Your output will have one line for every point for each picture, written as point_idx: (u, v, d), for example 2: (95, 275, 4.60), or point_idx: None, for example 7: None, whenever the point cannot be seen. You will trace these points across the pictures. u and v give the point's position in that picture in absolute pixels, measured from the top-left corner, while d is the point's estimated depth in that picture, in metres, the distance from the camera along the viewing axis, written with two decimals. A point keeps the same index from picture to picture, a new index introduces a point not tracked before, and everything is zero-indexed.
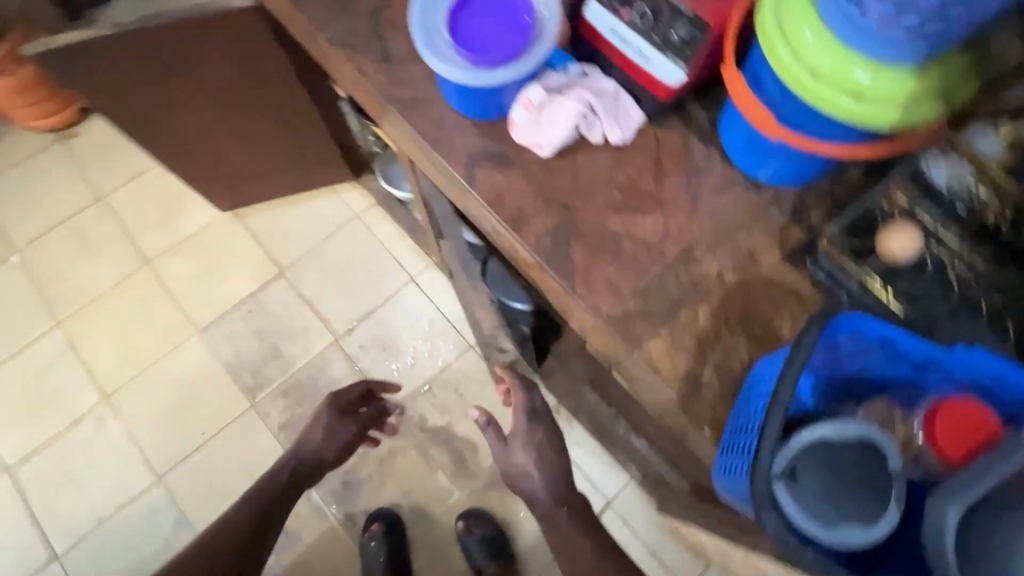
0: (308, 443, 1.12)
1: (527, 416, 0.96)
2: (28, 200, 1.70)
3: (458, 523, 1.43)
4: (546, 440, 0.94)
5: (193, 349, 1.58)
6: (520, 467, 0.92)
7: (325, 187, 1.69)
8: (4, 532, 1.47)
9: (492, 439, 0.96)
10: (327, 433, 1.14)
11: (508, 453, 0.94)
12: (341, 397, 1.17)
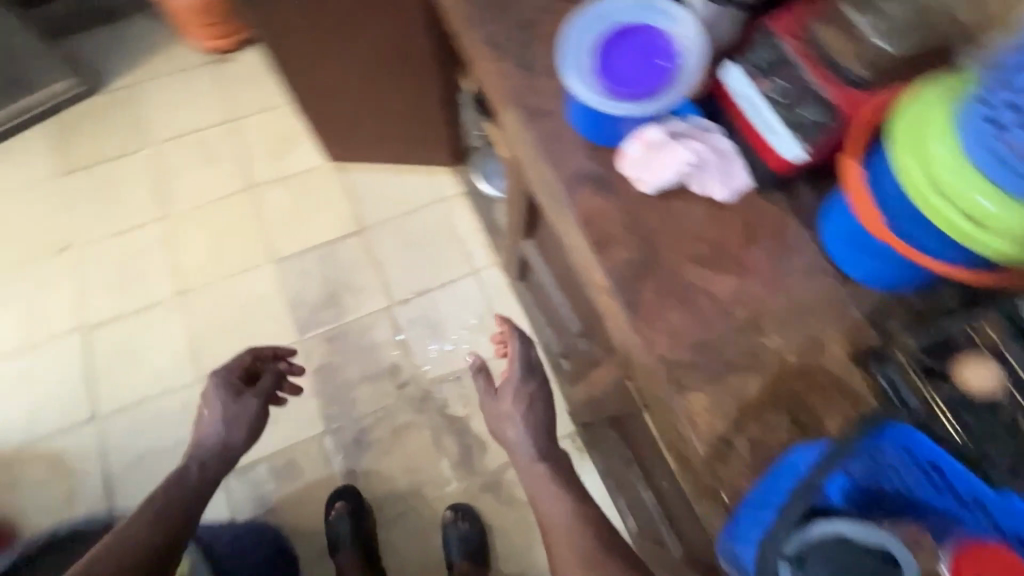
0: (204, 424, 1.11)
1: (523, 370, 1.05)
2: (174, 104, 1.92)
3: (447, 512, 1.52)
4: (537, 390, 1.05)
5: (266, 275, 1.75)
6: (508, 417, 1.03)
7: (423, 167, 1.86)
8: (60, 382, 1.63)
9: (483, 386, 1.07)
10: (218, 407, 1.11)
11: (498, 403, 1.05)
12: (230, 373, 1.15)
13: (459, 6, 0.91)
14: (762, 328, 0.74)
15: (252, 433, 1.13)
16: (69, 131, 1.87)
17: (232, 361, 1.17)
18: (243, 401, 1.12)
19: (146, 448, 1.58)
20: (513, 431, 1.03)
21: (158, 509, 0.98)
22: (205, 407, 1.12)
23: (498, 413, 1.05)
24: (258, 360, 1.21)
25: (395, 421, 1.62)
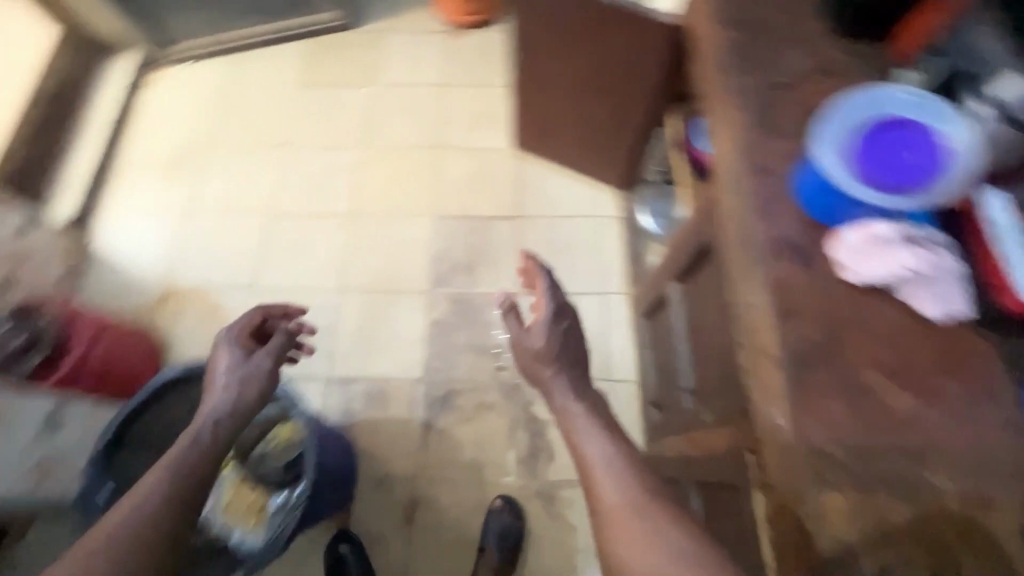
0: (217, 380, 1.12)
1: (553, 307, 1.13)
2: (405, 57, 2.17)
3: (496, 500, 1.56)
4: (568, 329, 1.12)
5: (423, 226, 1.92)
6: (545, 355, 1.08)
7: (591, 183, 1.97)
8: (234, 249, 1.89)
9: (516, 325, 1.14)
10: (233, 361, 1.14)
11: (529, 340, 1.10)
12: (240, 331, 1.19)
13: (719, 51, 0.95)
14: (930, 460, 0.69)
15: (264, 392, 1.12)
16: (321, 53, 2.18)
17: (243, 321, 1.21)
18: (255, 357, 1.14)
19: None
20: (550, 378, 1.07)
21: (177, 473, 0.94)
22: (218, 363, 1.14)
23: (540, 359, 1.09)
24: (268, 318, 1.24)
25: (480, 397, 1.69)
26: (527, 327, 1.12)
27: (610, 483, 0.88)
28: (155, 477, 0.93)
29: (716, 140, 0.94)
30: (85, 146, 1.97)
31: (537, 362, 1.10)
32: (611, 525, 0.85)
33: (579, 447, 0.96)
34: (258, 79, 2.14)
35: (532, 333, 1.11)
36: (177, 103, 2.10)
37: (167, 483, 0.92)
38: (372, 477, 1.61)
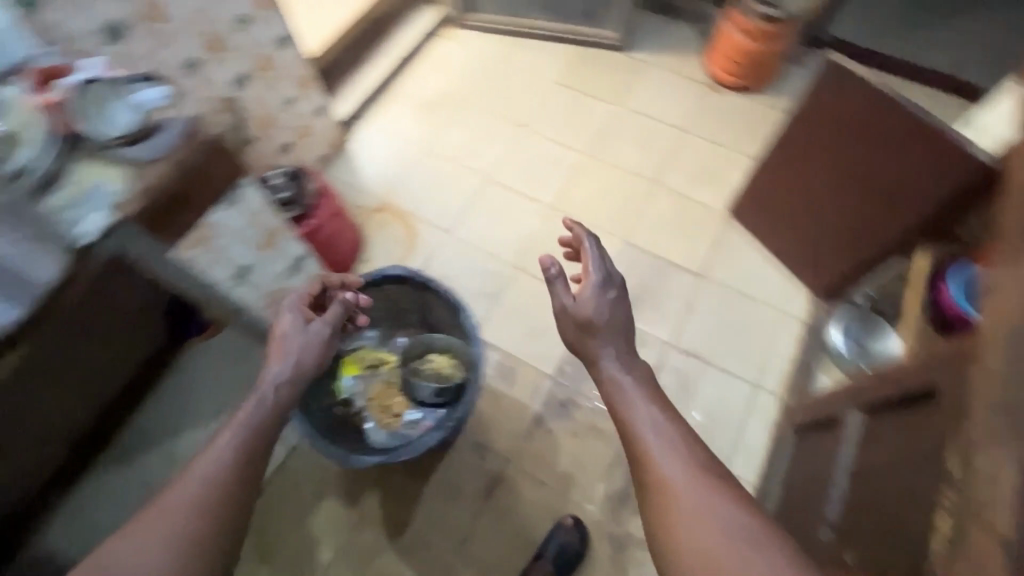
0: (285, 342, 1.12)
1: (599, 278, 1.17)
2: (658, 93, 2.29)
3: (568, 517, 1.57)
4: (615, 301, 1.16)
5: (611, 246, 1.98)
6: (591, 328, 1.14)
7: (788, 276, 1.90)
8: (445, 194, 2.09)
9: (561, 292, 1.15)
10: (299, 326, 1.14)
11: (575, 309, 1.14)
12: (301, 299, 1.19)
13: None
14: None
15: (321, 358, 1.15)
16: (587, 62, 2.37)
17: (303, 289, 1.22)
18: (315, 325, 1.15)
19: (452, 277, 1.95)
20: (597, 353, 1.14)
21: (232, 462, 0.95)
22: (277, 327, 1.15)
23: (590, 330, 1.14)
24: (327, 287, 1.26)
25: (597, 420, 1.71)
26: (574, 294, 1.15)
27: (665, 466, 0.97)
28: (216, 451, 0.96)
29: (999, 284, 0.86)
30: (372, 68, 2.30)
31: (583, 332, 1.15)
32: (663, 509, 0.94)
33: (633, 430, 1.04)
34: (525, 65, 2.37)
35: (581, 305, 1.14)
36: (453, 62, 2.39)
37: (227, 460, 0.95)
38: (471, 440, 1.68)
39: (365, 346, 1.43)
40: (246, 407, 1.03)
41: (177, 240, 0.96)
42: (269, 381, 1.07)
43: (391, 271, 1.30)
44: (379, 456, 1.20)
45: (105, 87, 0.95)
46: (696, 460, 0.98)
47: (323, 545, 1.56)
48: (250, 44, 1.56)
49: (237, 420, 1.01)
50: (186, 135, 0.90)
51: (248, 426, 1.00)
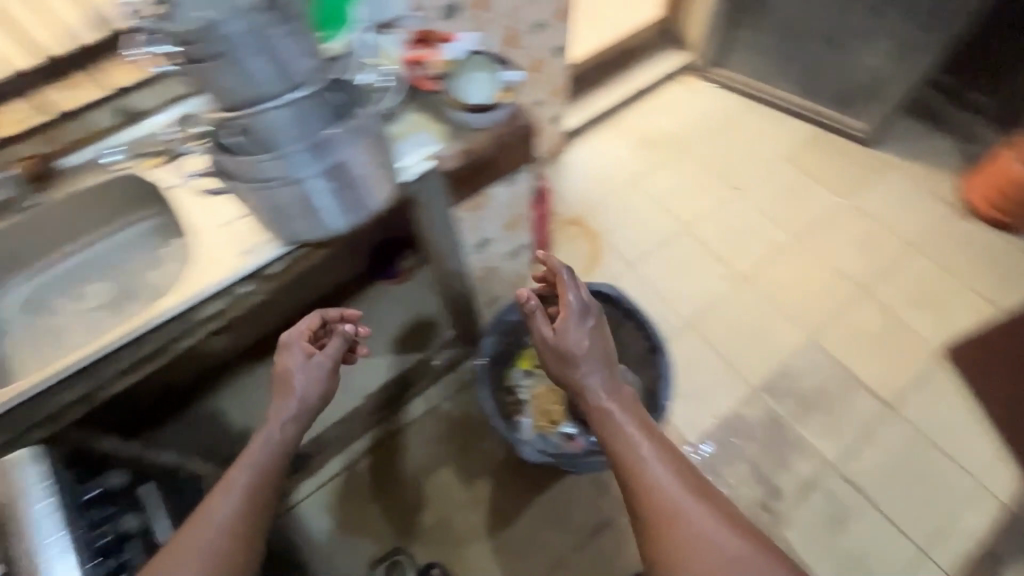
0: (289, 385, 0.99)
1: (576, 305, 1.05)
2: (895, 200, 2.10)
3: None
4: (594, 329, 1.05)
5: (795, 338, 1.83)
6: (575, 361, 1.02)
7: (998, 447, 1.65)
8: (638, 230, 2.09)
9: (543, 326, 1.06)
10: (304, 364, 1.01)
11: (553, 340, 1.03)
12: (297, 335, 1.03)
13: None
14: None
15: (326, 390, 1.03)
16: (824, 147, 2.25)
17: (300, 324, 1.06)
18: (316, 361, 1.01)
19: None
20: (581, 381, 1.02)
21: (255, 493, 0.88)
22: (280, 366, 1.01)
23: (567, 358, 1.03)
24: (326, 321, 1.09)
25: None
26: (553, 328, 1.04)
27: (660, 473, 0.91)
28: (224, 501, 0.85)
29: None
30: (607, 93, 2.40)
31: (564, 361, 1.04)
32: (666, 525, 0.86)
33: (619, 434, 0.97)
34: (755, 131, 2.32)
35: (566, 336, 1.03)
36: (682, 109, 2.41)
37: (239, 510, 0.85)
38: (592, 476, 1.64)
39: None
40: (254, 452, 0.92)
41: (458, 199, 1.06)
42: (271, 433, 0.95)
43: (602, 290, 1.31)
44: (547, 456, 1.26)
45: (486, 59, 1.02)
46: (676, 462, 0.94)
47: (427, 509, 1.62)
48: (535, 45, 1.71)
49: (248, 464, 0.90)
50: (512, 116, 1.00)
51: (259, 475, 0.90)
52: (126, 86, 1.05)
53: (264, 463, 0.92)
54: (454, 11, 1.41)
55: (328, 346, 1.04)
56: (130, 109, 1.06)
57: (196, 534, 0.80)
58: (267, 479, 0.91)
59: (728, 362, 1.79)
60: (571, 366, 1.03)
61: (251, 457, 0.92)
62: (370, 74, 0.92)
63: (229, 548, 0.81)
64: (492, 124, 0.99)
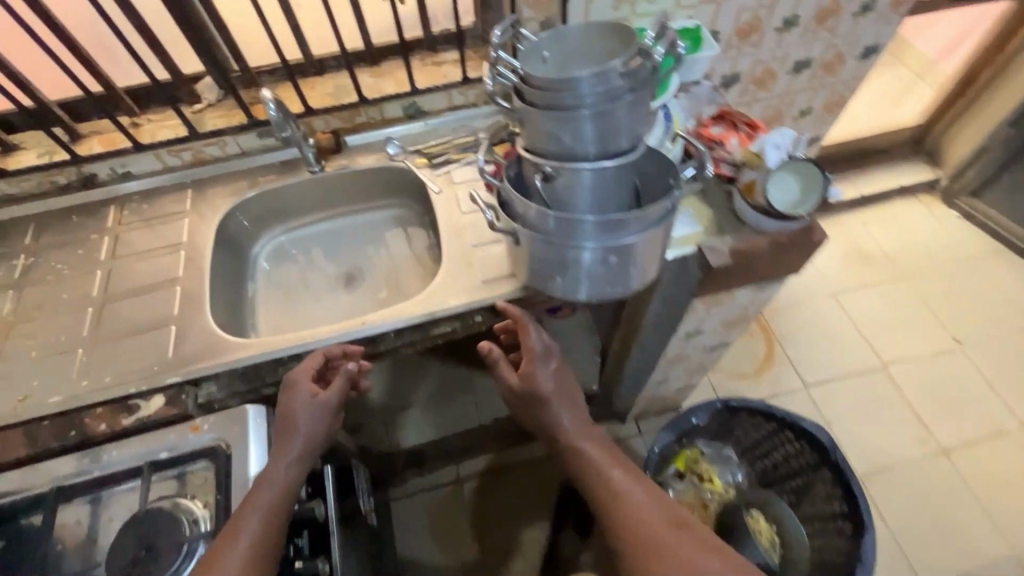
0: (294, 423, 0.76)
1: (541, 346, 0.87)
2: None
3: None
4: (560, 371, 0.88)
5: (993, 543, 1.52)
6: (544, 404, 0.85)
7: None
8: (825, 349, 1.86)
9: (511, 377, 0.88)
10: (313, 399, 0.78)
11: (521, 386, 0.86)
12: (302, 373, 0.80)
13: None
14: None
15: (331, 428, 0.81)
16: None
17: (304, 364, 0.82)
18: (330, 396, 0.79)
19: None
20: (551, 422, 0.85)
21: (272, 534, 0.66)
22: (281, 407, 0.78)
23: (535, 401, 0.86)
24: (331, 360, 0.85)
25: None
26: (519, 375, 0.86)
27: (637, 495, 0.73)
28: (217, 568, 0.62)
29: None
30: None
31: (535, 403, 0.86)
32: (649, 556, 0.66)
33: (591, 461, 0.79)
34: (998, 282, 1.98)
35: (535, 381, 0.85)
36: (910, 231, 2.13)
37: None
38: None
39: (701, 452, 1.27)
40: (256, 500, 0.68)
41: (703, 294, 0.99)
42: (279, 475, 0.71)
43: (805, 424, 1.15)
44: None
45: (816, 170, 0.88)
46: (648, 484, 0.76)
47: (520, 557, 1.57)
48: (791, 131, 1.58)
49: (251, 518, 0.66)
50: (807, 231, 0.89)
51: (258, 527, 0.66)
52: (421, 89, 1.11)
53: (272, 513, 0.68)
54: (733, 82, 1.34)
55: (335, 384, 0.81)
56: (416, 109, 1.14)
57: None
58: (274, 536, 0.67)
59: (901, 543, 1.52)
60: (541, 408, 0.85)
61: (257, 501, 0.68)
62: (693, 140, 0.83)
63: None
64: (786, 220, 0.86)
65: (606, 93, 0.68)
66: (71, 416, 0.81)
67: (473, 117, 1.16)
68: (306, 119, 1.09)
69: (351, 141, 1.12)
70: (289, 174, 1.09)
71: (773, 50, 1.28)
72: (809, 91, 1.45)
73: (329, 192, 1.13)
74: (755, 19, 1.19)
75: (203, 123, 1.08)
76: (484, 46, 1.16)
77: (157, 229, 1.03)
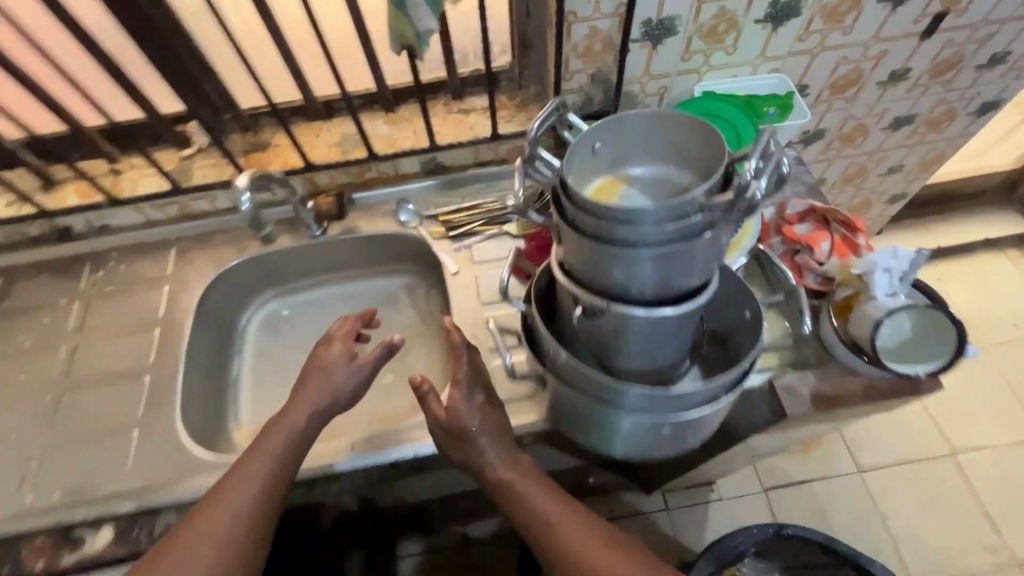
0: (324, 379, 0.68)
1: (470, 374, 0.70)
2: None
3: None
4: (489, 402, 0.71)
5: None
6: (470, 440, 0.68)
7: None
8: (886, 427, 1.64)
9: (435, 412, 0.68)
10: (346, 366, 0.69)
11: (450, 420, 0.68)
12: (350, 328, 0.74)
13: None
14: None
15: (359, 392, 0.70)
16: None
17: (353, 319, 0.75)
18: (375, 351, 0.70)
19: (829, 518, 1.53)
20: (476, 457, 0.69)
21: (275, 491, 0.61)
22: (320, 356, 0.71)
23: (462, 438, 0.69)
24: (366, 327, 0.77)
25: None
26: (445, 408, 0.68)
27: (575, 531, 0.64)
28: (214, 530, 0.57)
29: None
30: (901, 239, 1.94)
31: (460, 440, 0.70)
32: None
33: (524, 499, 0.67)
34: None
35: (461, 418, 0.67)
36: (995, 292, 1.86)
37: (227, 542, 0.56)
38: None
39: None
40: (271, 459, 0.62)
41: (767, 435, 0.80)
42: (295, 435, 0.64)
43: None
44: None
45: (943, 317, 0.67)
46: (577, 509, 0.67)
47: None
48: (874, 188, 1.35)
49: (258, 478, 0.60)
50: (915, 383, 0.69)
51: (261, 493, 0.60)
52: (442, 145, 0.94)
53: (276, 480, 0.61)
54: (814, 139, 1.13)
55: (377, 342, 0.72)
56: (436, 165, 0.97)
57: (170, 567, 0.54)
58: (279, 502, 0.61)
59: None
60: (469, 445, 0.69)
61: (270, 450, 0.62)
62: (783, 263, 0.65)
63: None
64: (889, 374, 0.68)
65: (676, 233, 0.51)
66: (5, 546, 0.69)
67: (501, 176, 0.98)
68: (307, 175, 0.93)
69: (359, 199, 0.97)
70: (287, 236, 0.95)
71: (870, 106, 1.06)
72: (904, 148, 1.22)
73: (331, 256, 0.98)
74: (855, 72, 0.97)
75: (189, 174, 0.93)
76: (520, 92, 0.98)
77: (132, 298, 0.90)
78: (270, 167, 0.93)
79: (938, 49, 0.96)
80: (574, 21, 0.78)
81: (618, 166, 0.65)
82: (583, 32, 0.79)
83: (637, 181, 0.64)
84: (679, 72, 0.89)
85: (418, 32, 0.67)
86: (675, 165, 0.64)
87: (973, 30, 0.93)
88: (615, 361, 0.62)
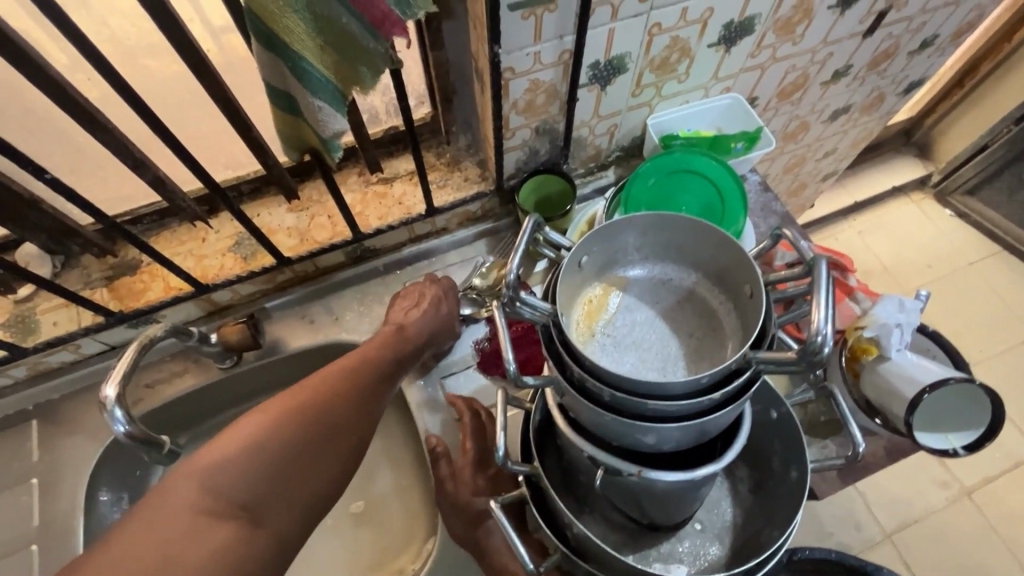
0: (409, 332, 0.66)
1: (473, 450, 0.66)
2: None
3: None
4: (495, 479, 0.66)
5: None
6: (477, 521, 0.62)
7: None
8: None
9: (443, 479, 0.65)
10: (438, 309, 0.71)
11: (457, 487, 0.64)
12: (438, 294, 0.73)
13: None
14: None
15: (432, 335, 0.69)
16: None
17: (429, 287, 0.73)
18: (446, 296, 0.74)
19: None
20: (487, 544, 0.61)
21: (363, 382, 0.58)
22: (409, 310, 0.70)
23: (468, 521, 0.62)
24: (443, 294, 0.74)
25: None
26: (453, 477, 0.65)
27: None
28: (288, 421, 0.49)
29: None
30: None
31: (469, 527, 0.62)
32: None
33: None
34: None
35: (465, 496, 0.63)
36: None
37: (303, 443, 0.49)
38: None
39: None
40: (342, 374, 0.56)
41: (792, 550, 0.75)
42: (371, 358, 0.61)
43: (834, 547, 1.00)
44: None
45: (976, 388, 0.60)
46: None
47: None
48: (811, 171, 1.34)
49: (333, 384, 0.55)
50: (951, 452, 0.60)
51: (336, 394, 0.54)
52: (367, 232, 0.77)
53: (354, 384, 0.56)
54: None
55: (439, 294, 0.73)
56: (364, 250, 0.79)
57: (239, 449, 0.45)
58: (365, 414, 0.56)
59: (1020, 564, 1.11)
60: (478, 532, 0.61)
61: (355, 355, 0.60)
62: (793, 343, 0.56)
63: (268, 499, 0.45)
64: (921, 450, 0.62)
65: (721, 399, 0.42)
66: None
67: (444, 248, 0.83)
68: (203, 297, 0.73)
69: (275, 307, 0.78)
70: (189, 375, 0.75)
71: (813, 104, 1.01)
72: (840, 134, 1.20)
73: (254, 384, 0.79)
74: (802, 77, 0.90)
75: (33, 326, 0.71)
76: (449, 147, 0.82)
77: None
78: (148, 295, 0.72)
79: (877, 43, 0.91)
80: (512, 78, 0.63)
81: (608, 268, 0.53)
82: (524, 86, 0.65)
83: (632, 285, 0.53)
84: (630, 107, 0.77)
85: (324, 137, 0.51)
86: (674, 262, 0.53)
87: (910, 20, 0.89)
88: (639, 505, 0.53)
